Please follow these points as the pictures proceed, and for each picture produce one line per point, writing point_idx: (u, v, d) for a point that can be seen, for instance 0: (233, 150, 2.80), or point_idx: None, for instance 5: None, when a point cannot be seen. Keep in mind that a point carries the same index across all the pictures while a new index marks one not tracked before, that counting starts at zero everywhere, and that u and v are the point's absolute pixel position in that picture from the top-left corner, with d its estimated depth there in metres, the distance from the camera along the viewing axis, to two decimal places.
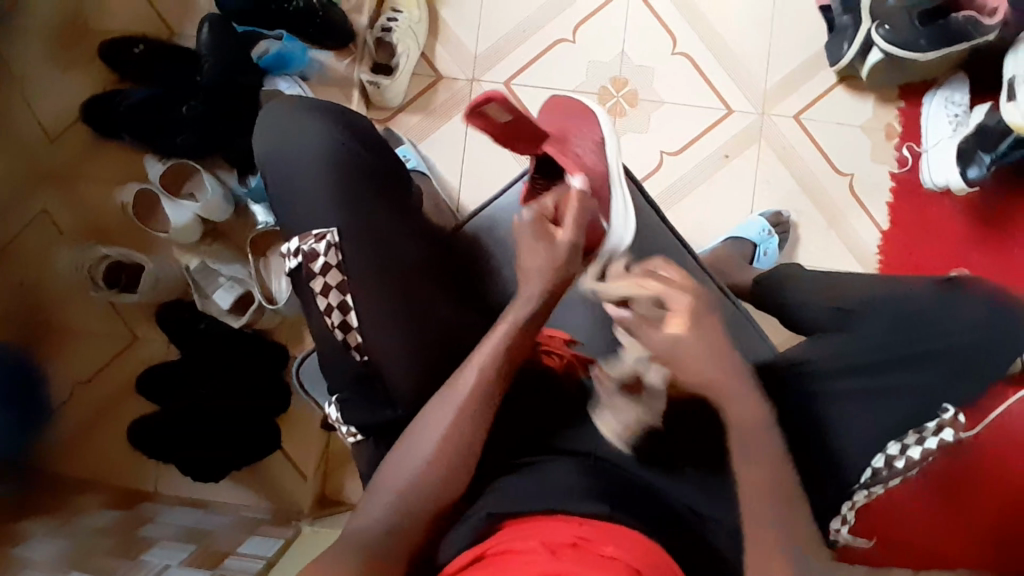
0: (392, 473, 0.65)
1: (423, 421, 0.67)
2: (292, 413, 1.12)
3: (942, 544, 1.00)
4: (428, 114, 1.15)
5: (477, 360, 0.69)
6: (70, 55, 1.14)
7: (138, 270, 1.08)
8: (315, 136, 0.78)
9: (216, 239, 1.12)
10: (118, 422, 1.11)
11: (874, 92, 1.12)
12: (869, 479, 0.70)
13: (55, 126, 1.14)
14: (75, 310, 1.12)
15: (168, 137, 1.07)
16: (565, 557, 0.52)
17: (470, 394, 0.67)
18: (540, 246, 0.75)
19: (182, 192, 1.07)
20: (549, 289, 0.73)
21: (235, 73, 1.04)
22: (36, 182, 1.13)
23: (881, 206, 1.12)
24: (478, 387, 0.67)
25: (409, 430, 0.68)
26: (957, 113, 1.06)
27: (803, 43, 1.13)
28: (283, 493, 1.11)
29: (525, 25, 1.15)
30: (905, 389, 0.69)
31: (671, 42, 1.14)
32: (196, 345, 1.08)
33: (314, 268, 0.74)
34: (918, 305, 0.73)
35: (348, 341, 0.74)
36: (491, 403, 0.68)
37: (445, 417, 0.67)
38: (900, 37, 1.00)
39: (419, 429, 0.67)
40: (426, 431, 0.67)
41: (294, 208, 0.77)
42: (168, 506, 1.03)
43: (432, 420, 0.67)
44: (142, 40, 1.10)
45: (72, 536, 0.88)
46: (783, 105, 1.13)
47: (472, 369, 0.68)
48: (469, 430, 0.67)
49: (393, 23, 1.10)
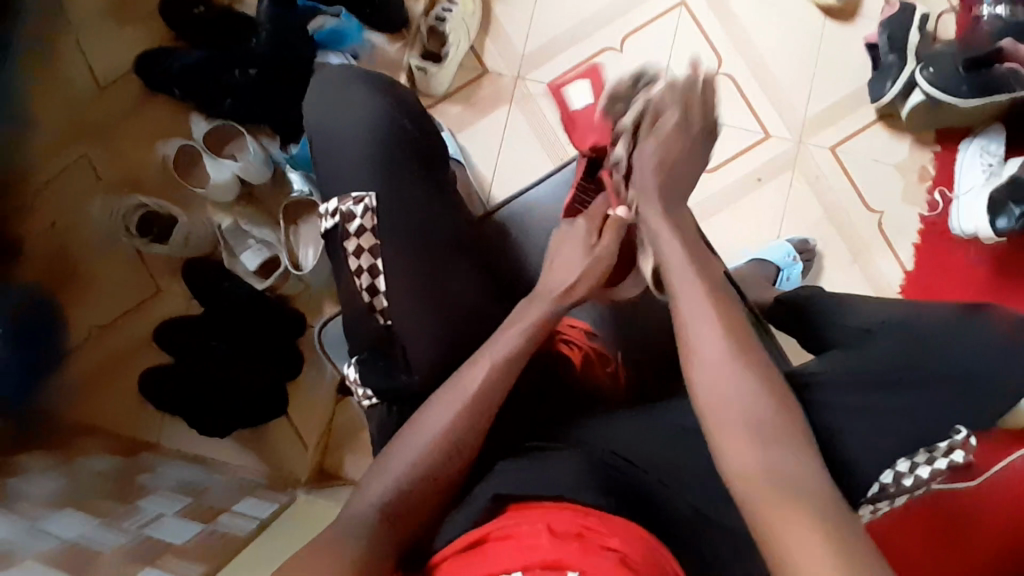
0: (399, 457, 0.67)
1: (430, 412, 0.69)
2: (302, 383, 1.13)
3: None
4: (469, 105, 1.17)
5: (492, 350, 0.71)
6: (131, 10, 1.17)
7: (170, 222, 1.10)
8: (361, 104, 0.81)
9: (248, 203, 1.13)
10: (130, 371, 1.12)
11: (912, 133, 1.13)
12: (875, 495, 0.69)
13: (105, 75, 1.16)
14: (103, 256, 1.14)
15: (216, 99, 1.10)
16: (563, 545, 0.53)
17: (483, 386, 0.69)
18: (577, 249, 0.80)
19: (222, 153, 1.10)
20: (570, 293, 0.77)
21: (288, 40, 1.08)
22: (81, 128, 1.16)
23: (908, 247, 1.12)
24: (489, 382, 0.69)
25: (415, 419, 0.69)
26: (991, 163, 1.07)
27: (845, 78, 1.15)
28: (282, 461, 1.11)
29: (574, 32, 1.18)
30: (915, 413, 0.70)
31: (716, 62, 1.16)
32: (216, 303, 1.09)
33: (350, 229, 0.76)
34: (934, 326, 0.74)
35: (374, 305, 0.76)
36: (499, 398, 0.70)
37: (454, 407, 0.68)
38: (942, 80, 1.02)
39: (425, 420, 0.68)
40: (436, 418, 0.68)
41: (334, 172, 0.79)
42: (169, 458, 1.04)
43: (440, 411, 0.68)
44: (203, 2, 1.13)
45: (71, 474, 0.89)
46: (819, 136, 1.14)
47: (484, 365, 0.70)
48: (478, 417, 0.68)
49: (447, 15, 1.13)
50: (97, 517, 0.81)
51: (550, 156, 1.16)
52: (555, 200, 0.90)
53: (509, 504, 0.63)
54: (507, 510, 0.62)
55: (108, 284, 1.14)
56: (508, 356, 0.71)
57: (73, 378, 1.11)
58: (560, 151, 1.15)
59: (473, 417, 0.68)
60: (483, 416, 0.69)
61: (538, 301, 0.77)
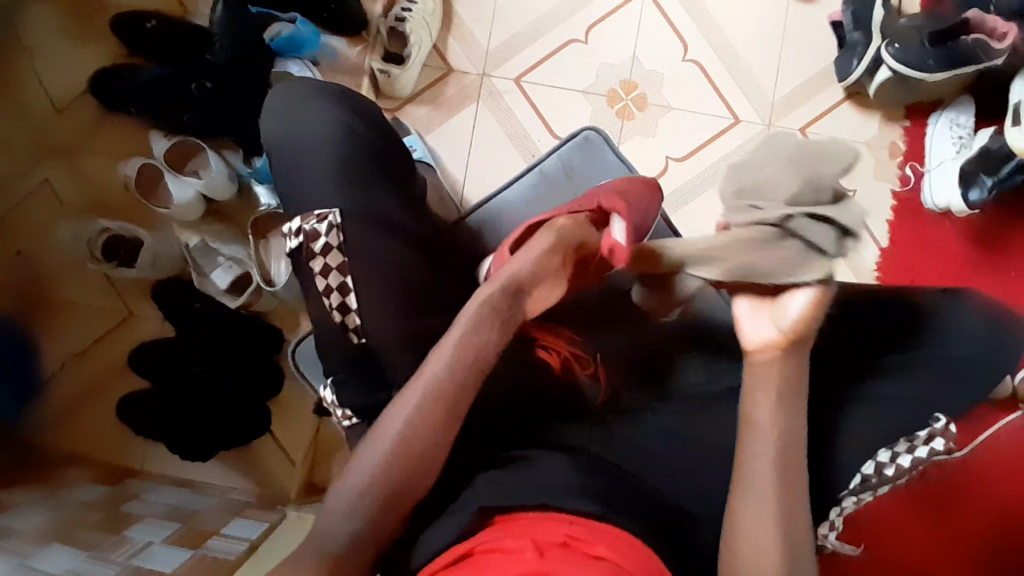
0: (353, 474, 0.63)
1: (396, 404, 0.66)
2: (284, 398, 1.12)
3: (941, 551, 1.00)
4: (436, 106, 1.15)
5: (432, 371, 0.66)
6: (80, 28, 1.14)
7: (137, 245, 1.07)
8: (322, 122, 0.79)
9: (216, 219, 1.12)
10: (108, 397, 1.10)
11: (880, 110, 1.13)
12: (858, 486, 0.70)
13: (60, 97, 1.13)
14: (71, 283, 1.11)
15: (173, 115, 1.06)
16: (552, 556, 0.53)
17: (454, 372, 0.66)
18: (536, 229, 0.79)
19: (185, 170, 1.07)
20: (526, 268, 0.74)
21: (251, 57, 1.05)
22: (37, 152, 1.12)
23: (881, 224, 1.11)
24: (461, 365, 0.67)
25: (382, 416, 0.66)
26: (961, 135, 1.07)
27: (813, 58, 1.14)
28: (269, 477, 1.10)
29: (539, 24, 1.16)
30: (886, 398, 0.71)
31: (682, 49, 1.15)
32: (188, 324, 1.07)
33: (315, 248, 0.74)
34: (917, 312, 0.74)
35: (346, 323, 0.74)
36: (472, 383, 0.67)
37: (422, 395, 0.65)
38: (908, 57, 1.01)
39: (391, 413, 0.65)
40: (402, 411, 0.65)
41: (300, 192, 0.77)
42: (155, 483, 1.02)
43: (407, 403, 0.65)
44: (155, 15, 1.10)
45: (58, 507, 0.87)
46: (790, 117, 1.14)
47: (461, 353, 0.67)
48: (426, 428, 0.64)
49: (407, 14, 1.10)
50: (86, 549, 0.78)
51: (520, 153, 1.14)
52: (524, 204, 0.91)
53: (494, 517, 0.62)
54: (491, 523, 0.61)
55: (79, 311, 1.11)
56: (476, 341, 0.68)
57: (48, 409, 1.08)
58: (529, 148, 1.14)
59: (440, 407, 0.65)
60: (455, 405, 0.66)
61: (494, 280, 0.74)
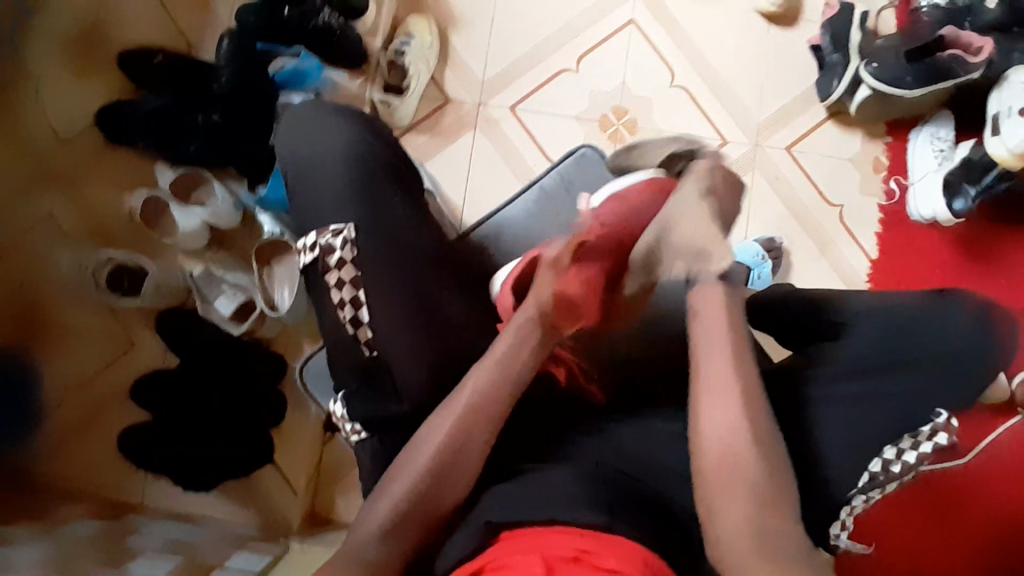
0: (396, 482, 0.66)
1: (431, 420, 0.70)
2: (286, 427, 1.11)
3: (940, 549, 1.01)
4: (434, 134, 1.19)
5: (473, 387, 0.70)
6: (84, 64, 1.16)
7: (141, 274, 1.07)
8: (334, 142, 0.80)
9: (220, 247, 1.13)
10: (108, 431, 1.09)
11: (862, 127, 1.18)
12: (867, 484, 0.71)
13: (66, 129, 1.15)
14: (71, 315, 1.10)
15: (177, 144, 1.09)
16: None
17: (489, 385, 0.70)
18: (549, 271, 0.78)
19: (190, 200, 1.08)
20: (536, 321, 0.75)
21: (255, 86, 1.06)
22: (42, 186, 1.14)
23: (869, 235, 1.16)
24: (494, 384, 0.71)
25: (419, 432, 0.70)
26: (942, 148, 1.11)
27: (794, 81, 1.19)
28: (269, 507, 1.08)
29: (533, 54, 1.21)
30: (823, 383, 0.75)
31: (669, 75, 1.20)
32: (194, 352, 1.08)
33: (329, 262, 0.75)
34: (908, 311, 0.75)
35: (358, 336, 0.75)
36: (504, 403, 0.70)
37: (453, 413, 0.69)
38: (887, 74, 1.07)
39: (427, 429, 0.69)
40: (438, 426, 0.69)
41: (310, 209, 0.79)
42: (154, 518, 1.00)
43: (438, 421, 0.69)
44: (161, 51, 1.13)
45: (56, 540, 0.84)
46: (775, 136, 1.18)
47: (490, 367, 0.71)
48: (472, 439, 0.68)
49: (406, 47, 1.16)
50: None
51: (517, 177, 1.17)
52: (528, 217, 0.93)
53: (500, 532, 0.62)
54: (498, 539, 0.61)
55: (78, 342, 1.10)
56: (505, 362, 0.72)
57: (48, 441, 1.06)
58: (525, 171, 1.17)
59: (469, 424, 0.68)
60: (489, 417, 0.69)
61: (516, 320, 0.75)
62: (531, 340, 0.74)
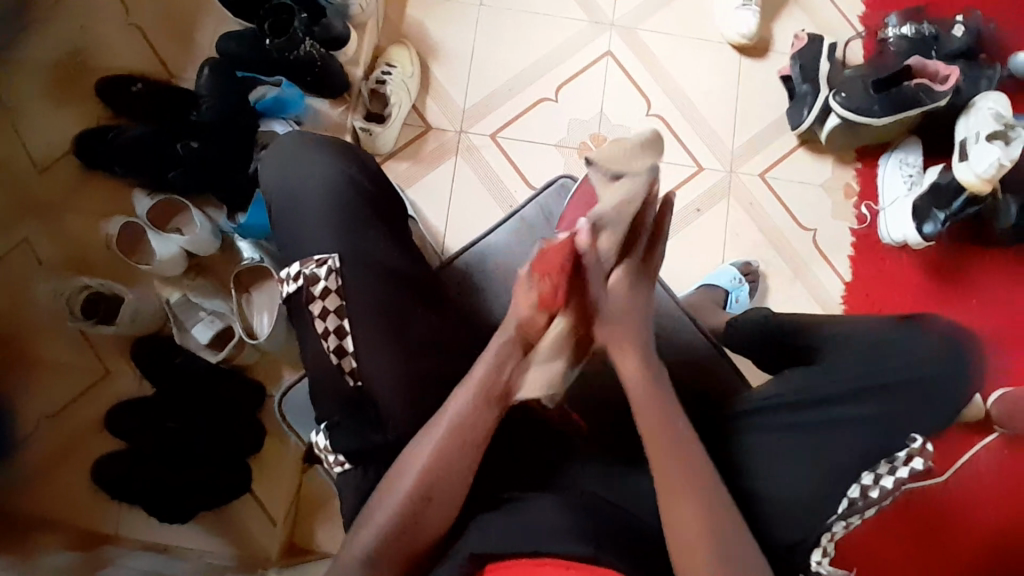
0: (377, 509, 0.66)
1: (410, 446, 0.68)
2: (264, 454, 1.10)
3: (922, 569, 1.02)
4: (416, 162, 1.20)
5: (452, 411, 0.68)
6: (63, 91, 1.16)
7: (117, 301, 1.06)
8: (318, 171, 0.81)
9: (198, 274, 1.12)
10: (80, 462, 1.05)
11: (833, 153, 1.21)
12: (846, 510, 0.71)
13: (43, 156, 1.13)
14: (43, 343, 1.08)
15: (159, 173, 1.09)
16: None
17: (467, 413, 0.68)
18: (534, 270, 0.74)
19: (168, 227, 1.08)
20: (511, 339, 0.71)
21: (234, 116, 1.06)
22: (16, 213, 1.12)
23: (843, 259, 1.18)
24: (472, 411, 0.68)
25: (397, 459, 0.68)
26: (911, 173, 1.16)
27: (766, 110, 1.23)
28: (248, 540, 1.05)
29: (513, 83, 1.23)
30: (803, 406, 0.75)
31: (646, 104, 1.23)
32: (170, 381, 1.06)
33: (314, 291, 0.75)
34: (878, 338, 0.78)
35: (342, 366, 0.75)
36: (482, 431, 0.68)
37: (432, 440, 0.67)
38: (855, 104, 1.10)
39: (406, 456, 0.68)
40: (418, 452, 0.67)
41: (293, 235, 0.79)
42: (129, 549, 0.97)
43: (418, 448, 0.67)
44: (140, 79, 1.13)
45: (28, 573, 0.81)
46: (750, 163, 1.21)
47: (465, 393, 0.69)
48: (452, 465, 0.67)
49: (387, 76, 1.17)
50: None
51: (499, 204, 1.19)
52: (511, 244, 0.93)
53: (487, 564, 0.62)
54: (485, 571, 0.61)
55: (50, 372, 1.07)
56: (483, 388, 0.69)
57: None
58: (506, 198, 1.19)
59: (449, 451, 0.67)
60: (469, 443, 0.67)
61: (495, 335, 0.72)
62: (512, 364, 0.70)
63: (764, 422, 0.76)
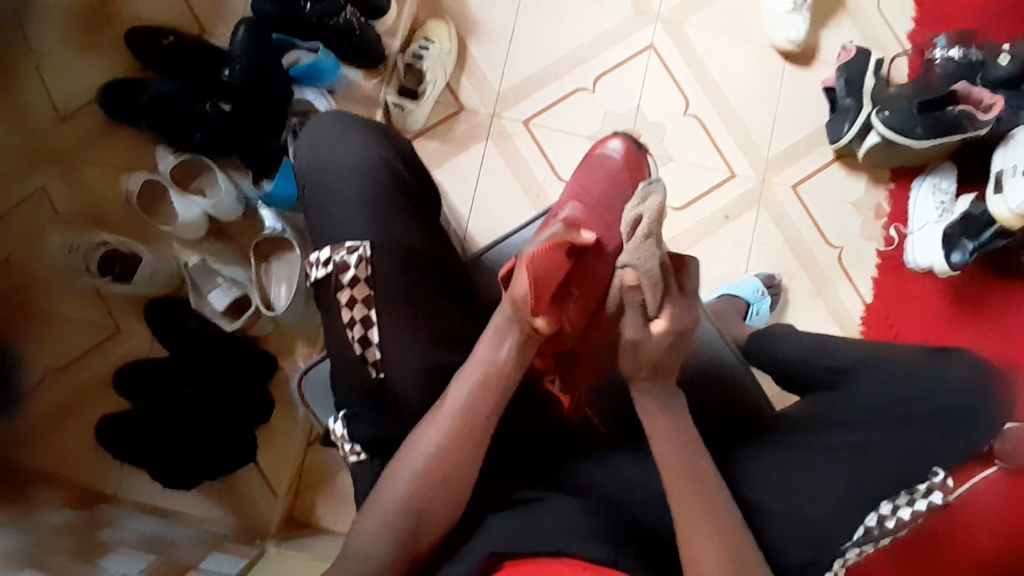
0: (386, 496, 0.63)
1: (414, 442, 0.65)
2: (273, 427, 1.09)
3: None
4: (445, 142, 1.17)
5: (454, 404, 0.65)
6: (91, 37, 1.13)
7: (134, 260, 1.04)
8: (355, 150, 0.79)
9: (217, 239, 1.10)
10: (86, 416, 1.05)
11: (867, 172, 1.20)
12: (861, 537, 0.70)
13: (65, 105, 1.11)
14: (57, 296, 1.07)
15: (183, 132, 1.05)
16: None
17: (461, 408, 0.65)
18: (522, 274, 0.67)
19: (189, 189, 1.07)
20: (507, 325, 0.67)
21: (267, 79, 1.03)
22: (35, 157, 1.09)
23: (866, 280, 1.18)
24: (471, 401, 0.66)
25: (399, 453, 0.66)
26: (943, 200, 1.14)
27: (805, 121, 1.21)
28: (251, 512, 1.05)
29: (551, 69, 1.20)
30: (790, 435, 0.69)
31: (684, 103, 1.20)
32: (182, 343, 1.04)
33: (343, 279, 0.74)
34: (910, 364, 0.76)
35: (366, 356, 0.73)
36: (482, 427, 0.65)
37: (433, 437, 0.64)
38: (898, 123, 1.08)
39: (409, 451, 0.65)
40: (423, 444, 0.64)
41: (324, 215, 0.78)
42: (128, 511, 0.96)
43: (420, 442, 0.64)
44: (171, 32, 1.10)
45: (27, 530, 0.80)
46: (782, 175, 1.20)
47: (468, 383, 0.66)
48: (456, 463, 0.64)
49: (424, 53, 1.15)
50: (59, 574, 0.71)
51: (526, 194, 1.17)
52: None
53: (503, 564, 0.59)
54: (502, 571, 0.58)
55: (62, 324, 1.07)
56: (484, 383, 0.66)
57: (26, 425, 1.03)
58: (535, 190, 1.17)
59: (454, 447, 0.64)
60: (478, 441, 0.65)
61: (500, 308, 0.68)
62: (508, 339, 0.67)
63: (795, 442, 0.75)
